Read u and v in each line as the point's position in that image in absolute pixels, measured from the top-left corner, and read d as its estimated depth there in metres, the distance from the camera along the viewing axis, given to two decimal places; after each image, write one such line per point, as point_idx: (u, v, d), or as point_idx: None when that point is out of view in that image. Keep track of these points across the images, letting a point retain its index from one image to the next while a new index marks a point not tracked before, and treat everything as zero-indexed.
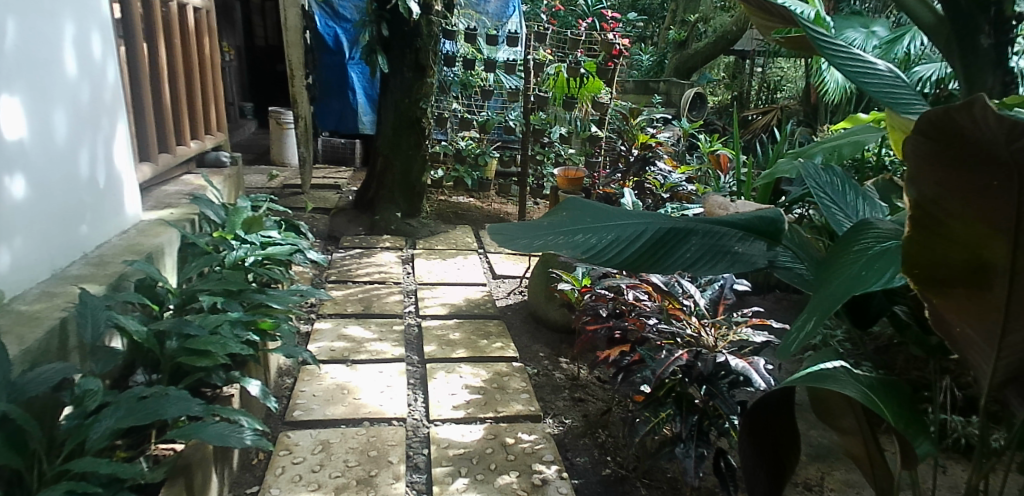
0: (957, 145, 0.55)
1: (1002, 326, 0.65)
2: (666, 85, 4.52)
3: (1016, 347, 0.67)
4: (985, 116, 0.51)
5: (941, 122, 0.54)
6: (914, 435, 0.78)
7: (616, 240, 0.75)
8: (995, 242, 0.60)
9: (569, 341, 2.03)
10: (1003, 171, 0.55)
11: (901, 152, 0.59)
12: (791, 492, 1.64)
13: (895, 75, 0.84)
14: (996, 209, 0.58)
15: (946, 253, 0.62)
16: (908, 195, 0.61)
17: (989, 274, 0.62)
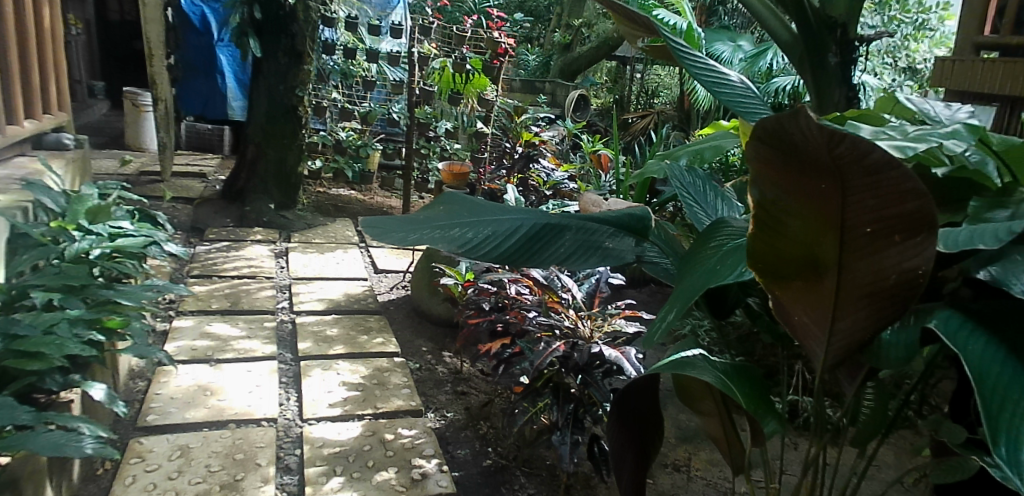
0: (787, 150, 0.54)
1: (832, 316, 0.64)
2: (551, 85, 4.63)
3: (845, 337, 0.66)
4: (805, 124, 0.49)
5: (772, 130, 0.52)
6: (762, 415, 0.84)
7: (491, 235, 0.76)
8: (826, 240, 0.59)
9: (452, 335, 2.04)
10: (827, 175, 0.54)
11: (744, 155, 0.58)
12: (661, 472, 1.75)
13: (745, 86, 0.90)
14: (823, 208, 0.56)
15: (782, 249, 0.62)
16: (751, 195, 0.60)
17: (823, 266, 0.61)
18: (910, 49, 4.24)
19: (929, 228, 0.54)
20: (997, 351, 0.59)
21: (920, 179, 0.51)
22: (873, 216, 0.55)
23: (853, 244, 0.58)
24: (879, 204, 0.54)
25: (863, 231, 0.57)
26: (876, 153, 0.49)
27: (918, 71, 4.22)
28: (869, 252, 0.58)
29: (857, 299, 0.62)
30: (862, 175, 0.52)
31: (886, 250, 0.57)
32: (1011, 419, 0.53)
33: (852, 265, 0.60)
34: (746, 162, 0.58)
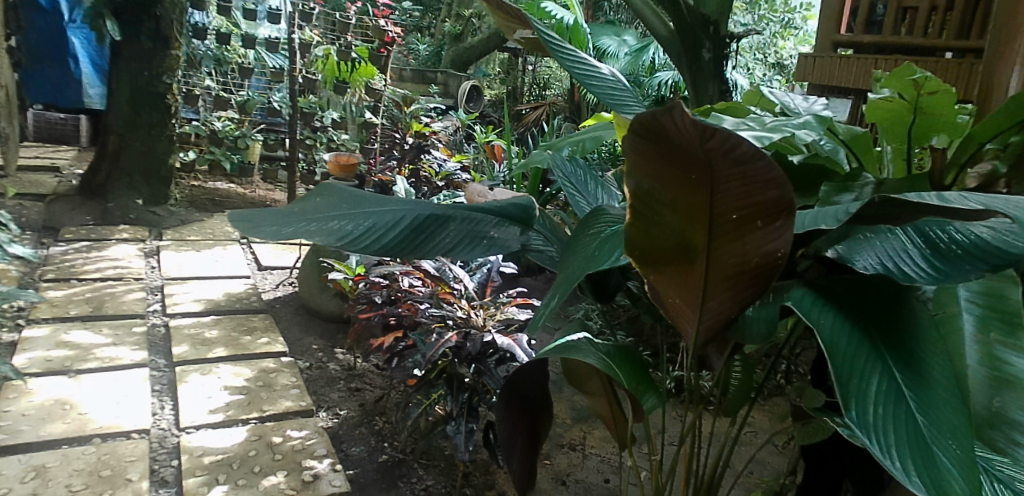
0: (661, 142, 0.55)
1: (702, 296, 0.68)
2: (443, 76, 4.60)
3: (714, 315, 0.70)
4: (680, 118, 0.50)
5: (648, 123, 0.53)
6: (642, 392, 0.89)
7: (373, 227, 0.74)
8: (696, 226, 0.62)
9: (344, 331, 1.99)
10: (698, 166, 0.55)
11: (620, 145, 0.59)
12: (557, 453, 1.81)
13: (617, 79, 0.93)
14: (695, 197, 0.59)
15: (656, 236, 0.64)
16: (628, 186, 0.61)
17: (693, 250, 0.65)
18: (778, 45, 4.57)
19: (787, 214, 0.59)
20: (843, 323, 0.64)
21: (780, 169, 0.55)
22: (739, 203, 0.58)
23: (721, 229, 0.61)
24: (744, 193, 0.57)
25: (730, 217, 0.60)
26: (742, 146, 0.52)
27: (785, 66, 4.55)
28: (735, 237, 0.62)
29: (724, 280, 0.66)
30: (730, 166, 0.54)
31: (751, 235, 0.61)
32: (859, 384, 0.58)
33: (720, 249, 0.63)
34: (623, 153, 0.59)
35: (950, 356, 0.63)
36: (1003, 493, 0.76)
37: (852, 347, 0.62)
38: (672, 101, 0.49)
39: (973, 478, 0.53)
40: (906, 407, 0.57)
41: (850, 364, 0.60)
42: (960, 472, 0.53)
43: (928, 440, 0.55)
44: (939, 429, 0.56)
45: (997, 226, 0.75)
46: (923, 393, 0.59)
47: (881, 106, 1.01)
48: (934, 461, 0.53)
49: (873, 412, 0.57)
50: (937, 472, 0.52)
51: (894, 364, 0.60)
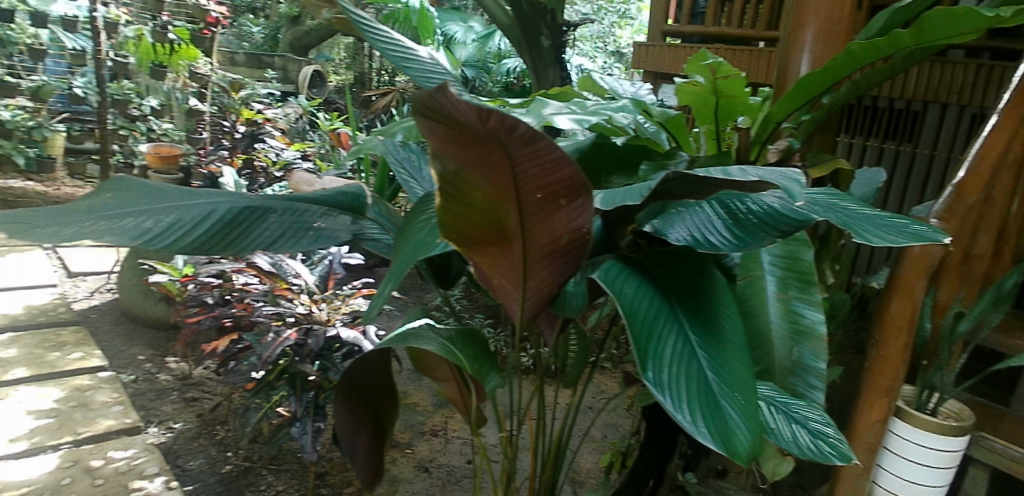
0: (450, 125, 0.55)
1: (524, 273, 0.71)
2: (281, 60, 4.35)
3: (538, 291, 0.73)
4: (457, 101, 0.50)
5: (433, 103, 0.53)
6: (485, 374, 0.90)
7: (175, 224, 0.69)
8: (504, 205, 0.64)
9: (175, 337, 1.84)
10: (492, 148, 0.56)
11: (418, 126, 0.58)
12: (417, 442, 1.80)
13: (437, 63, 0.93)
14: (497, 177, 0.60)
15: (469, 214, 0.66)
16: (435, 169, 0.62)
17: (508, 228, 0.66)
18: (616, 35, 4.81)
19: (586, 191, 0.61)
20: (645, 291, 0.69)
21: (565, 149, 0.57)
22: (540, 183, 0.60)
23: (528, 209, 0.63)
24: (540, 172, 0.59)
25: (534, 197, 0.62)
26: (524, 128, 0.53)
27: (623, 54, 4.81)
28: (542, 215, 0.64)
29: (542, 256, 0.69)
30: (520, 147, 0.55)
31: (556, 213, 0.64)
32: (657, 345, 0.63)
33: (531, 228, 0.65)
34: (421, 135, 0.59)
35: (741, 319, 0.73)
36: (800, 432, 0.85)
37: (653, 312, 0.67)
38: (444, 84, 0.49)
39: (752, 424, 0.60)
40: (697, 365, 0.63)
41: (650, 328, 0.64)
42: (741, 421, 0.60)
43: (714, 395, 0.61)
44: (723, 384, 0.63)
45: (783, 196, 0.86)
46: (711, 352, 0.65)
47: (684, 93, 1.11)
48: (719, 413, 0.59)
49: (669, 370, 0.61)
50: (721, 424, 0.58)
51: (689, 328, 0.66)
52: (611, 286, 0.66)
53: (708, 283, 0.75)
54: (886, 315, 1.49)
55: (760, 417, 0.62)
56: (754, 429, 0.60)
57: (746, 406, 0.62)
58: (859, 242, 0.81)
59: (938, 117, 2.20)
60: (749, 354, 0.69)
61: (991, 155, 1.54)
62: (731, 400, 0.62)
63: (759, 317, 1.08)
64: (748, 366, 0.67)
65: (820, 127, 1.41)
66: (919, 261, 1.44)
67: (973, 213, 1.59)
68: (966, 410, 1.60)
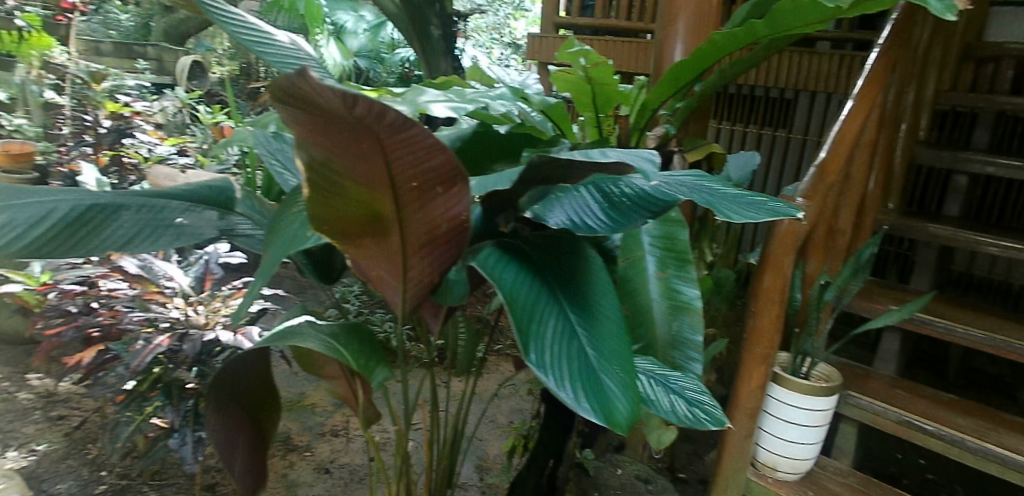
0: (314, 111, 0.53)
1: (404, 264, 0.70)
2: (155, 50, 4.07)
3: (419, 280, 0.73)
4: (319, 86, 0.48)
5: (296, 89, 0.51)
6: (370, 370, 0.88)
7: (10, 225, 0.64)
8: (378, 195, 0.63)
9: (36, 353, 1.71)
10: (361, 135, 0.55)
11: (279, 114, 0.56)
12: (317, 442, 1.76)
13: (298, 48, 0.90)
14: (369, 165, 0.59)
15: (340, 203, 0.64)
16: (301, 159, 0.59)
17: (384, 218, 0.65)
18: (511, 26, 4.84)
19: (461, 178, 0.61)
20: (524, 276, 0.70)
21: (438, 136, 0.57)
22: (413, 170, 0.59)
23: (403, 198, 0.62)
24: (413, 160, 0.59)
25: (409, 185, 0.61)
26: (393, 114, 0.52)
27: (519, 45, 4.85)
28: (418, 204, 0.63)
29: (420, 246, 0.68)
30: (390, 134, 0.54)
31: (432, 201, 0.63)
32: (537, 327, 0.64)
33: (408, 216, 0.65)
34: (284, 120, 0.56)
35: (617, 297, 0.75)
36: (677, 402, 0.90)
37: (530, 296, 0.67)
38: (303, 68, 0.47)
39: (631, 395, 0.62)
40: (577, 344, 0.65)
41: (528, 311, 0.65)
42: (620, 394, 0.62)
43: (595, 372, 0.62)
44: (603, 361, 0.65)
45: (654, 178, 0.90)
46: (589, 331, 0.67)
47: (561, 81, 1.14)
48: (600, 388, 0.61)
49: (549, 351, 0.62)
50: (601, 398, 0.60)
51: (567, 309, 0.68)
52: (490, 273, 0.67)
53: (584, 264, 0.77)
54: (761, 289, 1.59)
55: (638, 389, 0.64)
56: (633, 401, 0.62)
57: (626, 379, 0.64)
58: (721, 219, 0.86)
59: (808, 105, 2.49)
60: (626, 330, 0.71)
61: (847, 139, 1.71)
62: (611, 375, 0.64)
63: (640, 296, 1.12)
64: (626, 342, 0.69)
65: (694, 114, 1.48)
66: (787, 237, 1.54)
67: (831, 190, 1.72)
68: (835, 372, 1.74)
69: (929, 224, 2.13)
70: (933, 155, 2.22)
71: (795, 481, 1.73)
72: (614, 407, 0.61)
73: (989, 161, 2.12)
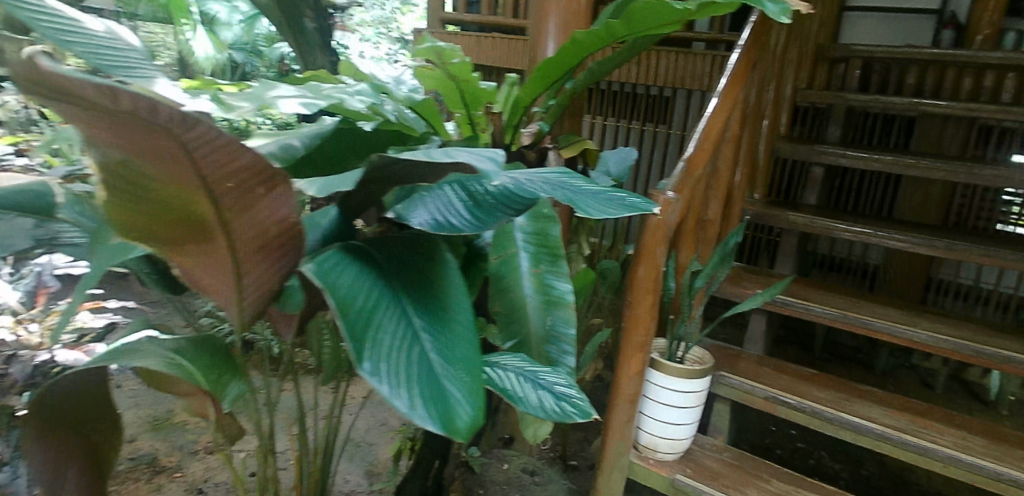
0: (104, 115, 0.63)
1: (236, 269, 0.80)
2: None
3: (254, 285, 0.82)
4: (88, 87, 0.59)
5: (79, 96, 0.61)
6: (222, 386, 0.86)
7: None
8: (194, 197, 0.73)
9: None
10: (160, 138, 0.66)
11: (74, 125, 0.66)
12: (187, 460, 1.67)
13: (114, 37, 0.87)
14: (174, 167, 0.69)
15: (160, 207, 0.74)
16: (101, 166, 0.70)
17: (206, 223, 0.76)
18: (398, 21, 4.77)
19: (275, 177, 0.74)
20: (367, 288, 0.71)
21: (233, 136, 0.69)
22: (223, 171, 0.71)
23: (222, 199, 0.73)
24: (221, 160, 0.70)
25: (225, 185, 0.72)
26: (170, 112, 0.63)
27: (407, 41, 4.78)
28: (241, 209, 0.75)
29: (249, 251, 0.79)
30: (184, 134, 0.66)
31: (249, 204, 0.75)
32: (374, 340, 0.65)
33: (226, 221, 0.75)
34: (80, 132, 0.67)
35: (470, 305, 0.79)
36: (546, 397, 0.91)
37: (370, 309, 0.69)
38: (54, 67, 0.57)
39: (473, 402, 0.65)
40: (420, 350, 0.68)
41: (365, 324, 0.67)
42: (462, 401, 0.65)
43: (436, 381, 0.65)
44: (447, 368, 0.68)
45: (515, 177, 0.91)
46: (434, 338, 0.70)
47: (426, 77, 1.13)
48: (441, 395, 0.64)
49: (387, 362, 0.64)
50: (442, 405, 0.63)
51: (411, 320, 0.70)
52: (336, 282, 0.69)
53: (434, 275, 0.80)
54: (635, 280, 1.66)
55: (481, 394, 0.67)
56: (475, 407, 0.65)
57: (468, 385, 0.67)
58: (582, 216, 0.88)
59: (684, 102, 2.61)
60: (476, 337, 0.75)
61: (712, 134, 1.80)
62: (452, 383, 0.66)
63: (514, 292, 1.13)
64: (473, 349, 0.73)
65: (566, 111, 1.51)
66: (659, 229, 1.61)
67: (699, 183, 1.81)
68: (707, 354, 1.84)
69: (789, 213, 2.31)
70: (792, 148, 2.40)
71: (673, 460, 1.84)
72: (454, 414, 0.64)
73: (840, 154, 2.34)
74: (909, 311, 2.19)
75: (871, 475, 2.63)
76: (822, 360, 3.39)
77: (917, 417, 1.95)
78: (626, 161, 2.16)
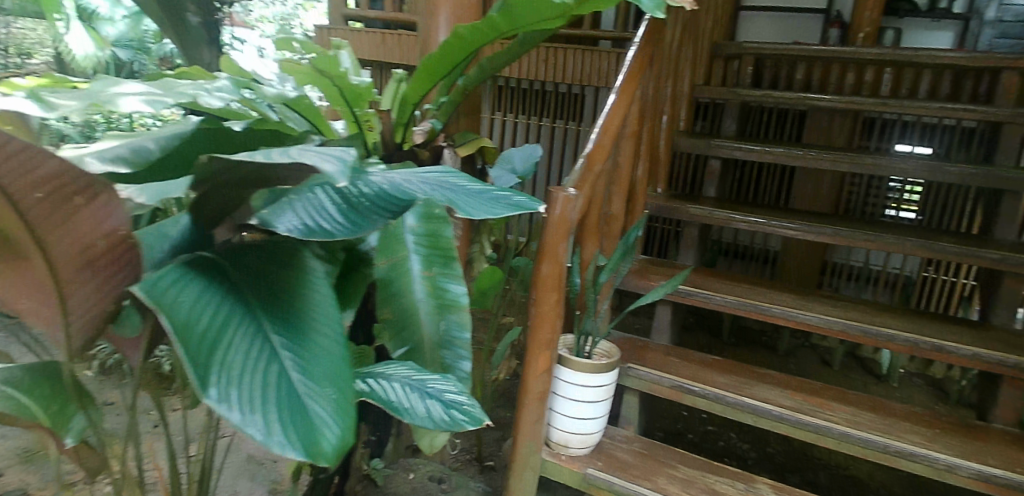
0: None
1: (58, 284, 0.91)
2: None
3: (79, 298, 0.93)
4: None
5: None
6: (56, 420, 1.04)
7: None
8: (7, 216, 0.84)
9: None
10: None
11: None
12: None
13: None
14: None
15: None
16: None
17: (25, 240, 0.87)
18: (300, 17, 4.62)
19: (91, 190, 0.85)
20: (209, 317, 0.80)
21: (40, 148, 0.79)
22: (32, 187, 0.81)
23: (35, 211, 0.83)
24: (27, 176, 0.80)
25: (36, 198, 0.82)
26: None
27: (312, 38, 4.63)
28: (56, 225, 0.86)
29: (66, 266, 0.90)
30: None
31: (63, 222, 0.86)
32: (230, 370, 0.76)
33: (40, 237, 0.86)
34: None
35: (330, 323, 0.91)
36: (434, 403, 0.88)
37: (227, 339, 0.80)
38: None
39: (333, 422, 0.78)
40: (279, 374, 0.80)
41: (212, 355, 0.77)
42: (324, 424, 0.77)
43: (296, 408, 0.77)
44: (308, 390, 0.80)
45: (389, 178, 0.88)
46: (292, 361, 0.82)
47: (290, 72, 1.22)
48: (304, 422, 0.76)
49: (238, 394, 0.74)
50: (304, 430, 0.75)
51: (269, 345, 0.82)
52: (194, 314, 0.79)
53: (292, 299, 0.90)
54: (539, 278, 1.64)
55: (344, 412, 0.80)
56: (336, 425, 0.78)
57: (328, 404, 0.80)
58: (463, 217, 0.85)
59: None
60: (335, 352, 0.87)
61: (610, 130, 1.82)
62: (313, 406, 0.78)
63: (404, 298, 1.09)
64: (333, 365, 0.85)
65: (460, 108, 1.48)
66: (560, 225, 1.60)
67: (600, 178, 1.83)
68: (615, 348, 1.85)
69: (689, 206, 2.38)
70: (691, 143, 2.47)
71: (585, 454, 1.86)
72: (320, 436, 0.76)
73: (736, 147, 2.43)
74: (803, 296, 2.30)
75: (776, 452, 2.76)
76: (731, 345, 3.54)
77: (812, 396, 2.05)
78: (532, 158, 2.16)
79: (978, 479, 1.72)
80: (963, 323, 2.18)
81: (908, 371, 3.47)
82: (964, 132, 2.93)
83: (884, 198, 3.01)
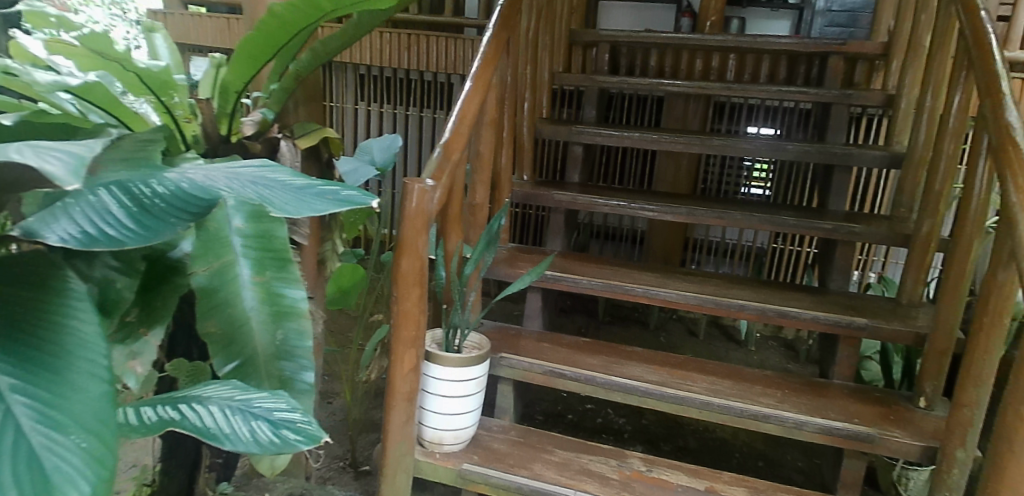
0: None
1: None
2: None
3: None
4: None
5: None
6: None
7: None
8: None
9: None
10: None
11: None
12: None
13: None
14: None
15: None
16: None
17: None
18: None
19: None
20: None
21: None
22: None
23: None
24: None
25: None
26: None
27: None
28: None
29: None
30: None
31: None
32: None
33: None
34: None
35: (89, 366, 0.92)
36: (257, 423, 0.88)
37: None
38: None
39: (72, 474, 0.79)
40: (12, 426, 0.80)
41: None
42: (63, 476, 0.79)
43: (26, 462, 0.78)
44: (48, 441, 0.81)
45: (190, 178, 0.88)
46: (27, 408, 0.83)
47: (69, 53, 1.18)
48: (37, 477, 0.77)
49: None
50: (37, 486, 0.76)
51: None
52: None
53: (43, 345, 0.91)
54: (399, 273, 1.56)
55: (93, 466, 0.82)
56: (77, 477, 0.79)
57: (73, 458, 0.81)
58: (279, 215, 0.85)
59: None
60: (89, 397, 0.88)
61: (468, 117, 1.77)
62: (54, 460, 0.80)
63: (232, 307, 1.01)
64: (82, 411, 0.86)
65: (297, 95, 1.39)
66: (418, 217, 1.54)
67: (459, 166, 1.77)
68: (484, 339, 1.83)
69: (554, 192, 2.41)
70: (552, 130, 2.50)
71: (459, 450, 1.82)
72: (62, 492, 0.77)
73: (595, 132, 2.50)
74: (664, 274, 2.39)
75: (650, 423, 2.88)
76: (605, 324, 3.66)
77: (676, 369, 2.14)
78: (392, 148, 2.07)
79: (822, 433, 1.87)
80: (805, 289, 2.37)
81: (764, 335, 3.75)
82: (802, 114, 3.18)
83: (738, 177, 3.20)
